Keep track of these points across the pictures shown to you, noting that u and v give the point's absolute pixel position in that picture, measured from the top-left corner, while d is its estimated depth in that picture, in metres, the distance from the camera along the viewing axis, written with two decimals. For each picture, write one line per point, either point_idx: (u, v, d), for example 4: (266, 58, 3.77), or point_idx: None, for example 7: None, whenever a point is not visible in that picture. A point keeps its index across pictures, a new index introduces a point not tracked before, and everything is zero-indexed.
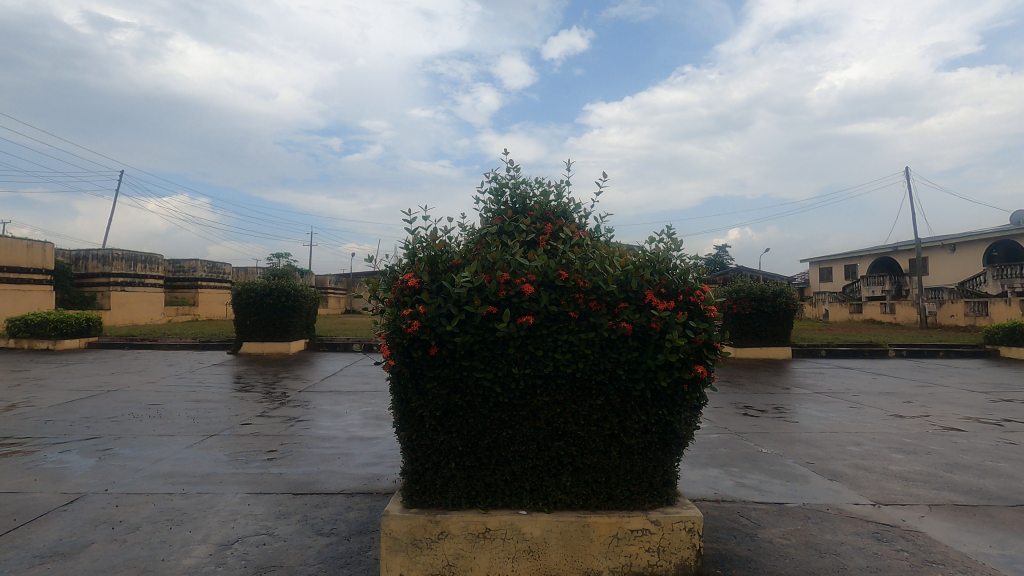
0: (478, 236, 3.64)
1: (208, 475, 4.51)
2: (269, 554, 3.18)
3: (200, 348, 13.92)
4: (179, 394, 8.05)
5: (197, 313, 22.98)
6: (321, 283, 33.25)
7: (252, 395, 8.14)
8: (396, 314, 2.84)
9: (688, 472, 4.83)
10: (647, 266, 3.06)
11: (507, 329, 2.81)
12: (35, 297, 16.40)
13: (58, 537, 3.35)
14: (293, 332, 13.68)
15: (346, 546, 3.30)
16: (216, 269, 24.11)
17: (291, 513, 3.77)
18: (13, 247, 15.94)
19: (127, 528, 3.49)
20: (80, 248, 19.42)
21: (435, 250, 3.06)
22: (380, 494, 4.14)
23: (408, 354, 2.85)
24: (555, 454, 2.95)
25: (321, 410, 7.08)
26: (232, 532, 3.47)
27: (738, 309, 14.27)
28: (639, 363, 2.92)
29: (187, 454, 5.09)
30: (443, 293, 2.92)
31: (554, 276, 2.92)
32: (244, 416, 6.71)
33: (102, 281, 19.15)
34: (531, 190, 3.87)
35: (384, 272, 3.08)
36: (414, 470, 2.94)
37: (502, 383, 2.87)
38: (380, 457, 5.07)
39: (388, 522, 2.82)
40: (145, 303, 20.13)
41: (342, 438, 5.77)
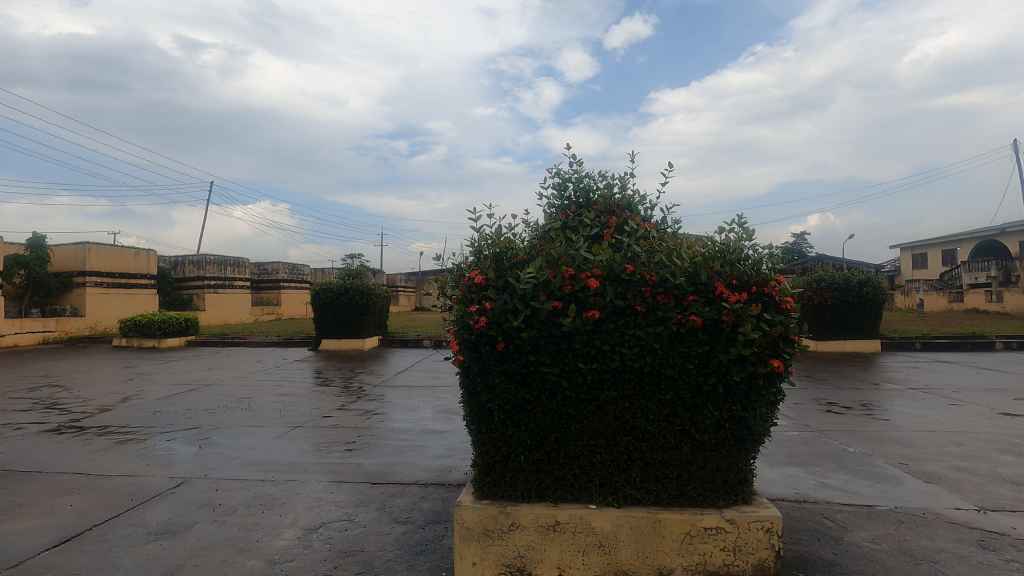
0: (543, 232, 3.65)
1: (294, 464, 4.84)
2: (350, 539, 3.37)
3: (284, 346, 14.81)
4: (266, 389, 8.63)
5: (280, 312, 24.49)
6: (392, 282, 34.39)
7: (331, 389, 8.60)
8: (464, 310, 2.92)
9: (766, 471, 4.64)
10: (716, 257, 2.98)
11: (573, 324, 2.81)
12: (141, 299, 18.08)
13: (168, 517, 3.71)
14: (366, 329, 14.27)
15: (422, 534, 3.44)
16: (296, 271, 25.57)
17: (370, 501, 3.97)
18: (123, 254, 17.59)
19: (225, 511, 3.81)
20: (178, 255, 21.22)
21: (499, 247, 3.12)
22: (453, 486, 4.26)
23: (476, 350, 2.92)
24: (624, 449, 2.93)
25: (395, 405, 7.36)
26: (317, 517, 3.70)
27: (818, 300, 13.47)
28: (710, 357, 2.85)
29: (275, 444, 5.46)
30: (509, 289, 2.96)
31: (620, 270, 2.90)
32: (325, 410, 7.09)
33: (198, 284, 20.82)
34: (594, 184, 3.84)
35: (451, 270, 3.17)
36: (485, 462, 3.01)
37: (569, 377, 2.89)
38: (452, 450, 5.22)
39: (461, 512, 2.91)
40: (235, 303, 21.69)
41: (414, 431, 5.98)
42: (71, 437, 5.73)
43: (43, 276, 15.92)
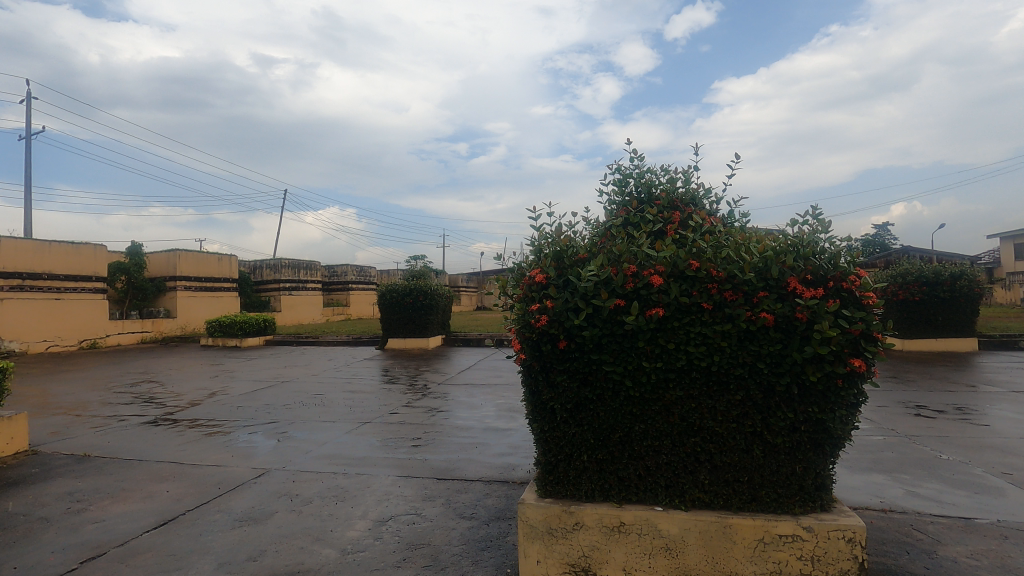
0: (603, 229, 3.60)
1: (364, 458, 5.03)
2: (417, 532, 3.47)
3: (353, 345, 15.42)
4: (338, 385, 9.02)
5: (349, 313, 25.51)
6: (454, 283, 35.03)
7: (397, 386, 8.88)
8: (526, 309, 2.93)
9: (847, 478, 4.36)
10: (789, 252, 2.85)
11: (636, 322, 2.76)
12: (224, 301, 19.36)
13: (251, 505, 3.96)
14: (430, 328, 14.62)
15: (486, 530, 3.48)
16: (364, 273, 26.55)
17: (436, 496, 4.07)
18: (208, 260, 18.91)
19: (302, 501, 4.02)
20: (257, 259, 22.57)
21: (560, 245, 3.11)
22: (516, 483, 4.30)
23: (538, 348, 2.92)
24: (691, 450, 2.84)
25: (458, 402, 7.50)
26: (387, 510, 3.83)
27: (904, 296, 12.52)
28: (784, 356, 2.72)
29: (346, 439, 5.70)
30: (570, 287, 2.95)
31: (684, 267, 2.83)
32: (392, 406, 7.33)
33: (274, 287, 22.06)
34: (656, 179, 3.75)
35: (512, 270, 3.20)
36: (548, 461, 3.00)
37: (632, 376, 2.84)
38: (515, 448, 5.26)
39: (525, 510, 2.92)
40: (307, 304, 22.81)
41: (478, 428, 6.07)
42: (166, 428, 6.24)
43: (139, 281, 17.51)
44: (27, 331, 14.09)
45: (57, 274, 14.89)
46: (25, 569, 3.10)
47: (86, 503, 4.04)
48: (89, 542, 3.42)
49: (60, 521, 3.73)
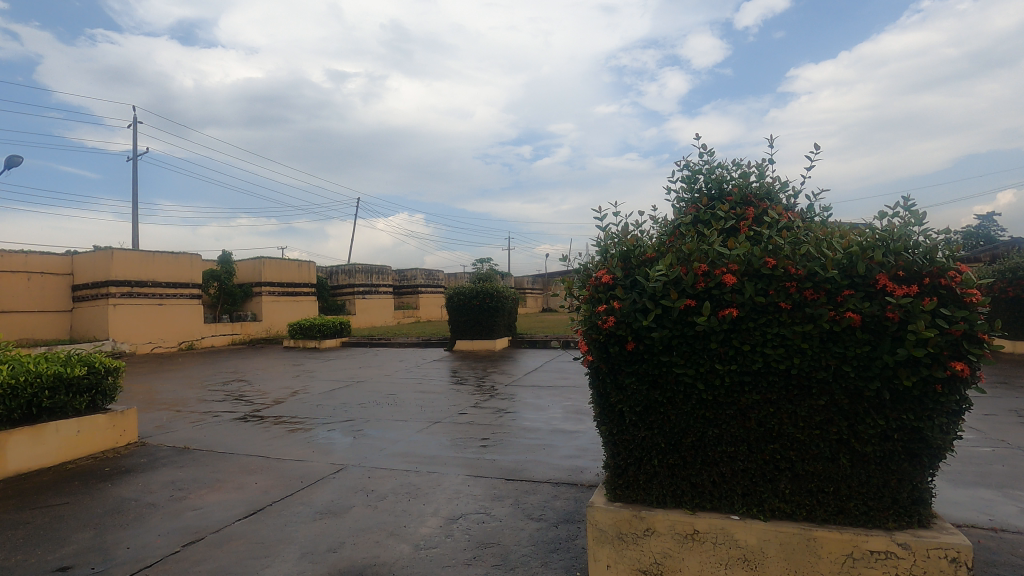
0: (672, 227, 3.50)
1: (435, 457, 5.16)
2: (487, 531, 3.52)
3: (422, 346, 15.86)
4: (409, 386, 9.32)
5: (419, 315, 26.26)
6: (519, 285, 35.22)
7: (466, 387, 9.04)
8: (592, 310, 2.90)
9: (948, 492, 4.00)
10: (877, 246, 2.66)
11: (708, 323, 2.67)
12: (304, 305, 20.50)
13: (331, 499, 4.17)
14: (497, 330, 14.79)
15: (555, 532, 3.48)
16: (432, 276, 27.26)
17: (505, 496, 4.11)
18: (289, 266, 20.09)
19: (377, 497, 4.18)
20: (333, 265, 23.72)
21: (627, 245, 3.06)
22: (585, 486, 4.26)
23: (605, 350, 2.88)
24: (769, 457, 2.71)
25: (525, 404, 7.53)
26: (457, 508, 3.91)
27: (1014, 293, 11.31)
28: (872, 359, 2.54)
29: (418, 438, 5.87)
30: (638, 288, 2.89)
31: (760, 264, 2.71)
32: (461, 407, 7.48)
33: (349, 291, 23.09)
34: (727, 174, 3.61)
35: (578, 270, 3.17)
36: (616, 465, 2.94)
37: (705, 379, 2.74)
38: (583, 451, 5.21)
39: (593, 513, 2.89)
40: (380, 308, 23.71)
41: (545, 430, 6.07)
42: (254, 424, 6.68)
43: (230, 287, 18.94)
44: (134, 333, 15.53)
45: (160, 281, 16.32)
46: (136, 549, 3.43)
47: (186, 492, 4.40)
48: (189, 527, 3.72)
49: (164, 507, 4.08)
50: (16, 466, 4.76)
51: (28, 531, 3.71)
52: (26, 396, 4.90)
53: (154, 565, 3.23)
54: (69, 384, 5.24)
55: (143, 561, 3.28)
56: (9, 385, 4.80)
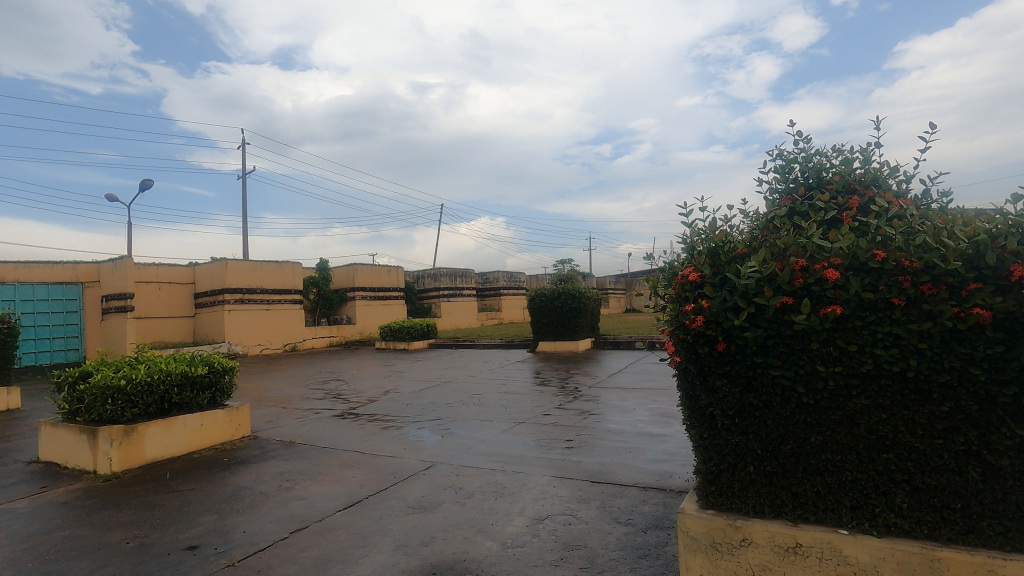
0: (764, 221, 3.30)
1: (521, 457, 5.21)
2: (574, 533, 3.50)
3: (506, 348, 16.06)
4: (493, 386, 9.49)
5: (502, 317, 26.64)
6: (601, 285, 34.73)
7: (550, 388, 9.06)
8: (679, 310, 2.80)
9: None
10: (1010, 234, 2.37)
11: (808, 322, 2.50)
12: (394, 309, 21.46)
13: (422, 494, 4.34)
14: (579, 331, 14.70)
15: (643, 538, 3.39)
16: (514, 278, 27.57)
17: (591, 498, 4.07)
18: (379, 272, 21.11)
19: (465, 494, 4.29)
20: (419, 270, 24.64)
21: (716, 241, 2.93)
22: (674, 492, 4.12)
23: (694, 351, 2.76)
24: (882, 468, 2.48)
25: (610, 406, 7.41)
26: (544, 509, 3.93)
27: None
28: (1006, 360, 2.27)
29: (503, 438, 5.95)
30: (728, 285, 2.76)
31: (867, 258, 2.50)
32: (545, 408, 7.50)
33: (435, 294, 23.88)
34: (827, 161, 3.35)
35: (663, 269, 3.07)
36: (708, 471, 2.82)
37: (805, 382, 2.56)
38: (671, 455, 5.04)
39: (684, 520, 2.78)
40: (464, 310, 24.34)
41: (631, 433, 5.94)
42: (351, 422, 7.08)
43: (327, 293, 20.24)
44: (246, 336, 17.00)
45: (266, 288, 17.75)
46: (251, 534, 3.75)
47: (293, 482, 4.75)
48: (295, 516, 4.01)
49: (274, 496, 4.44)
50: (153, 453, 5.36)
51: (163, 512, 4.17)
52: (160, 391, 5.52)
53: (266, 548, 3.52)
54: (194, 381, 5.84)
55: (257, 544, 3.58)
56: (146, 381, 5.43)
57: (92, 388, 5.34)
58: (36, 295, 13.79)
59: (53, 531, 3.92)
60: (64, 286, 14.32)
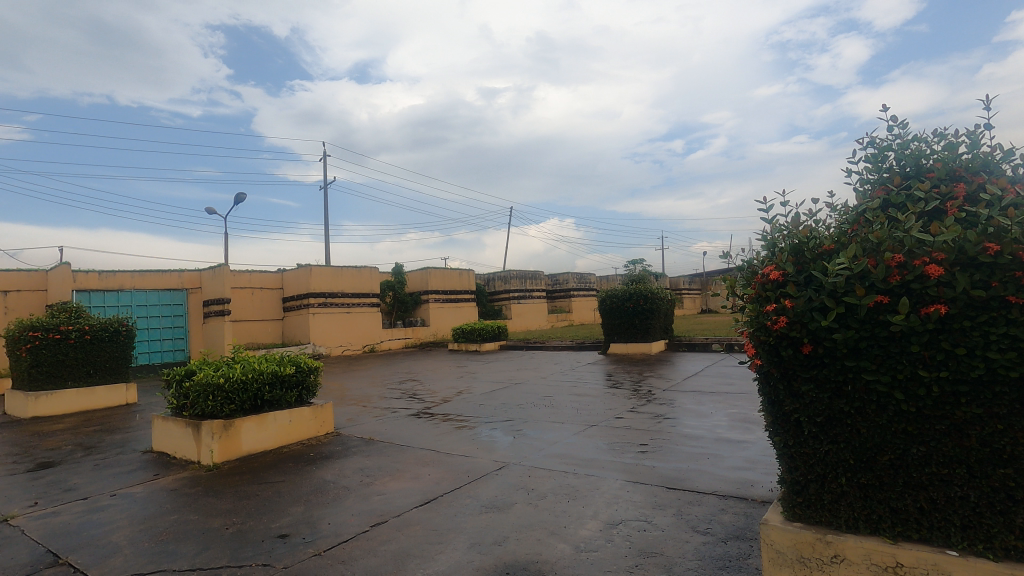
0: (854, 214, 3.07)
1: (593, 460, 5.15)
2: (649, 540, 3.42)
3: (576, 350, 15.93)
4: (565, 388, 9.44)
5: (572, 319, 26.48)
6: (674, 285, 33.64)
7: (622, 391, 8.89)
8: (760, 310, 2.66)
9: None
10: None
11: (906, 323, 2.30)
12: (466, 311, 21.89)
13: (495, 494, 4.40)
14: (652, 332, 14.34)
15: (724, 548, 3.25)
16: (584, 279, 27.31)
17: (667, 505, 3.96)
18: (452, 275, 21.62)
19: (538, 496, 4.30)
20: (490, 273, 24.98)
21: (800, 237, 2.76)
22: (757, 502, 3.92)
23: (777, 353, 2.62)
24: (999, 484, 2.24)
25: (686, 410, 7.16)
26: (617, 513, 3.86)
27: None
28: None
29: (575, 440, 5.91)
30: (814, 284, 2.59)
31: (977, 252, 2.28)
32: (617, 411, 7.37)
33: (505, 296, 24.13)
34: (927, 148, 3.07)
35: (741, 268, 2.93)
36: (794, 481, 2.66)
37: (904, 388, 2.36)
38: (753, 463, 4.80)
39: (768, 531, 2.65)
40: (534, 312, 24.42)
41: (709, 438, 5.71)
42: (426, 421, 7.30)
43: (402, 296, 20.97)
44: (328, 337, 17.94)
45: (346, 292, 18.65)
46: (335, 526, 3.95)
47: (372, 478, 4.96)
48: (375, 510, 4.18)
49: (356, 491, 4.65)
50: (248, 446, 5.79)
51: (257, 502, 4.48)
52: (253, 389, 5.95)
53: (349, 540, 3.69)
54: (283, 380, 6.25)
55: (341, 536, 3.76)
56: (242, 380, 5.87)
57: (196, 386, 5.84)
58: (148, 301, 15.33)
59: (164, 515, 4.31)
60: (172, 292, 15.75)
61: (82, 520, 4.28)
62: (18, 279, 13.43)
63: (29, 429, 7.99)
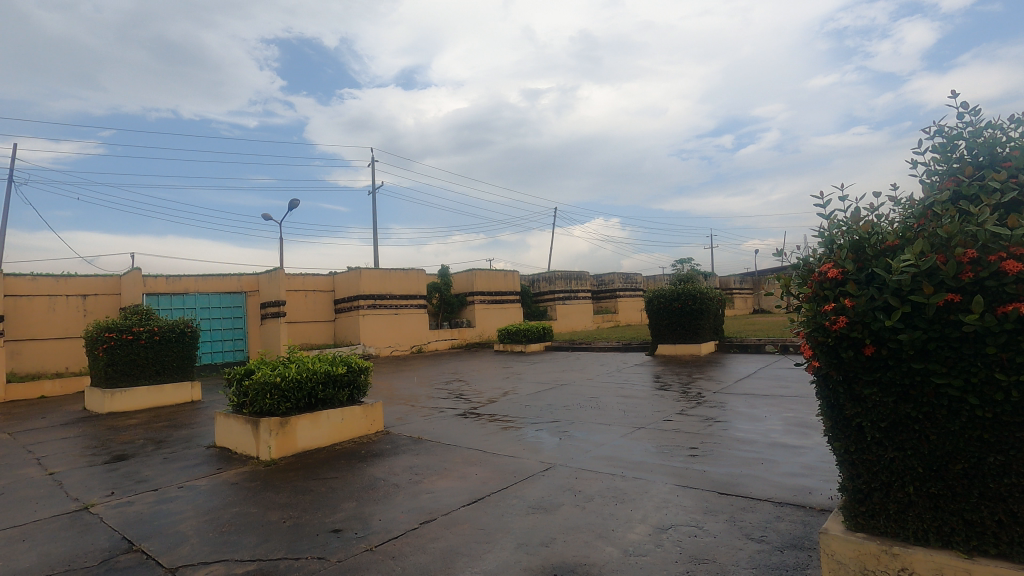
0: (920, 207, 2.89)
1: (641, 463, 5.07)
2: (700, 546, 3.33)
3: (623, 351, 15.71)
4: (611, 390, 9.33)
5: (618, 320, 26.15)
6: (724, 285, 32.68)
7: (670, 393, 8.71)
8: (817, 310, 2.55)
9: None
10: None
11: (981, 323, 2.16)
12: (511, 312, 21.98)
13: (541, 495, 4.39)
14: (701, 333, 13.98)
15: (780, 558, 3.13)
16: (630, 280, 26.94)
17: (719, 511, 3.84)
18: (497, 276, 21.75)
19: (585, 498, 4.26)
20: (534, 274, 25.00)
21: (860, 233, 2.63)
22: (815, 510, 3.75)
23: (836, 355, 2.51)
24: None
25: (738, 413, 6.94)
26: (667, 518, 3.78)
27: None
28: None
29: (622, 443, 5.83)
30: (877, 282, 2.46)
31: None
32: (666, 413, 7.23)
33: (550, 297, 24.07)
34: (1002, 135, 2.87)
35: (797, 266, 2.81)
36: (857, 489, 2.53)
37: (979, 392, 2.22)
38: (811, 469, 4.60)
39: (829, 541, 2.53)
40: (579, 313, 24.27)
41: (763, 443, 5.51)
42: (473, 421, 7.37)
43: (448, 297, 21.25)
44: (377, 338, 18.40)
45: (394, 294, 19.06)
46: (386, 522, 4.04)
47: (421, 476, 5.05)
48: (424, 508, 4.26)
49: (405, 488, 4.74)
50: (303, 443, 6.01)
51: (311, 497, 4.64)
52: (307, 388, 6.17)
53: (399, 537, 3.77)
54: (335, 380, 6.46)
55: (391, 532, 3.85)
56: (297, 379, 6.10)
57: (255, 384, 6.11)
58: (210, 304, 16.16)
59: (226, 508, 4.52)
60: (231, 295, 16.53)
61: (153, 510, 4.55)
62: (95, 284, 14.42)
63: (105, 423, 8.57)
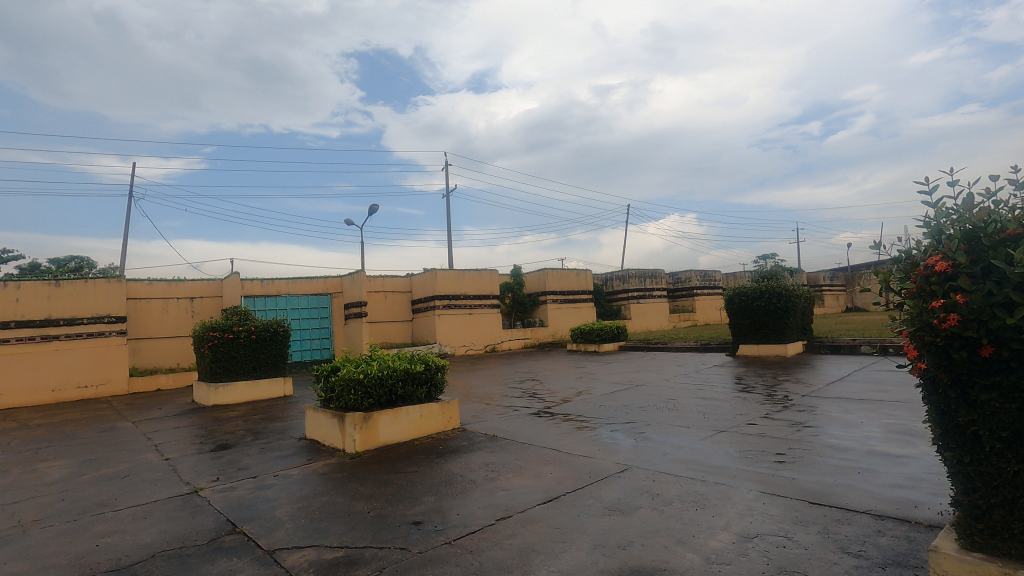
0: None
1: (723, 468, 4.87)
2: (790, 558, 3.15)
3: (701, 351, 15.14)
4: (689, 391, 9.01)
5: (696, 319, 25.23)
6: (813, 281, 30.67)
7: (754, 396, 8.29)
8: (923, 306, 2.34)
9: None
10: None
11: None
12: (584, 311, 21.80)
13: (618, 496, 4.32)
14: (788, 333, 13.19)
15: None
16: (708, 278, 25.94)
17: (810, 522, 3.61)
18: (569, 275, 21.62)
19: (663, 502, 4.15)
20: (608, 272, 24.63)
21: (974, 220, 2.37)
22: (922, 525, 3.44)
23: (946, 356, 2.29)
24: None
25: (831, 418, 6.48)
26: (752, 526, 3.61)
27: None
28: None
29: (703, 446, 5.62)
30: (995, 276, 2.22)
31: None
32: (749, 416, 6.89)
33: (624, 296, 23.63)
34: None
35: (897, 258, 2.57)
36: (972, 504, 2.30)
37: None
38: (916, 480, 4.21)
39: (938, 559, 2.31)
40: (654, 312, 23.66)
41: (859, 451, 5.12)
42: (546, 420, 7.38)
43: (521, 297, 21.38)
44: (453, 337, 18.86)
45: (469, 294, 19.45)
46: (464, 517, 4.13)
47: (496, 474, 5.12)
48: (500, 505, 4.31)
49: (481, 485, 4.83)
50: (385, 437, 6.27)
51: (393, 490, 4.83)
52: (388, 384, 6.44)
53: (476, 532, 3.85)
54: (414, 377, 6.70)
55: (469, 527, 3.94)
56: (378, 376, 6.39)
57: (340, 381, 6.45)
58: (299, 305, 17.23)
59: (317, 497, 4.80)
60: (318, 296, 17.54)
61: (253, 496, 4.92)
62: (200, 287, 15.78)
63: (211, 415, 9.37)
